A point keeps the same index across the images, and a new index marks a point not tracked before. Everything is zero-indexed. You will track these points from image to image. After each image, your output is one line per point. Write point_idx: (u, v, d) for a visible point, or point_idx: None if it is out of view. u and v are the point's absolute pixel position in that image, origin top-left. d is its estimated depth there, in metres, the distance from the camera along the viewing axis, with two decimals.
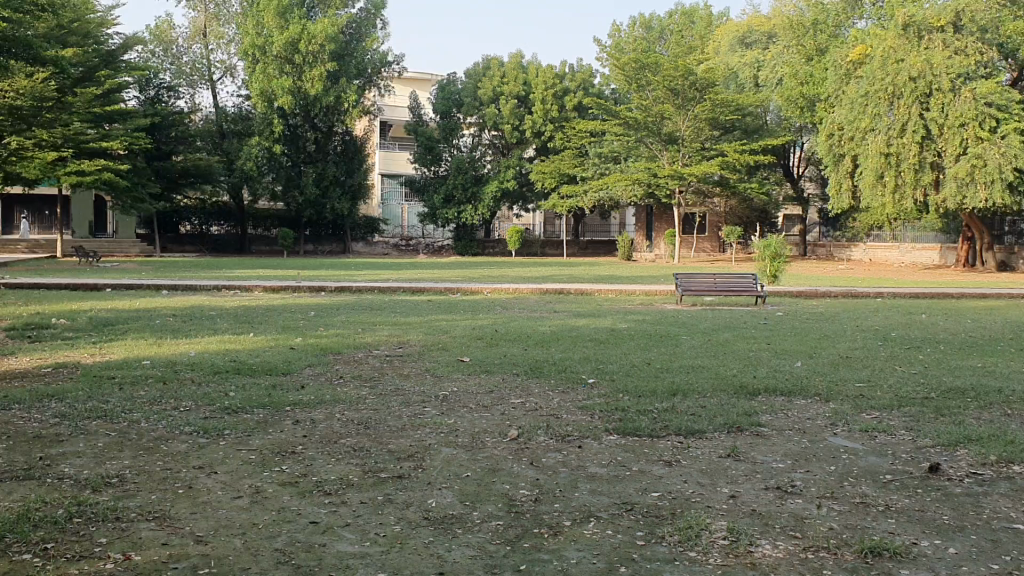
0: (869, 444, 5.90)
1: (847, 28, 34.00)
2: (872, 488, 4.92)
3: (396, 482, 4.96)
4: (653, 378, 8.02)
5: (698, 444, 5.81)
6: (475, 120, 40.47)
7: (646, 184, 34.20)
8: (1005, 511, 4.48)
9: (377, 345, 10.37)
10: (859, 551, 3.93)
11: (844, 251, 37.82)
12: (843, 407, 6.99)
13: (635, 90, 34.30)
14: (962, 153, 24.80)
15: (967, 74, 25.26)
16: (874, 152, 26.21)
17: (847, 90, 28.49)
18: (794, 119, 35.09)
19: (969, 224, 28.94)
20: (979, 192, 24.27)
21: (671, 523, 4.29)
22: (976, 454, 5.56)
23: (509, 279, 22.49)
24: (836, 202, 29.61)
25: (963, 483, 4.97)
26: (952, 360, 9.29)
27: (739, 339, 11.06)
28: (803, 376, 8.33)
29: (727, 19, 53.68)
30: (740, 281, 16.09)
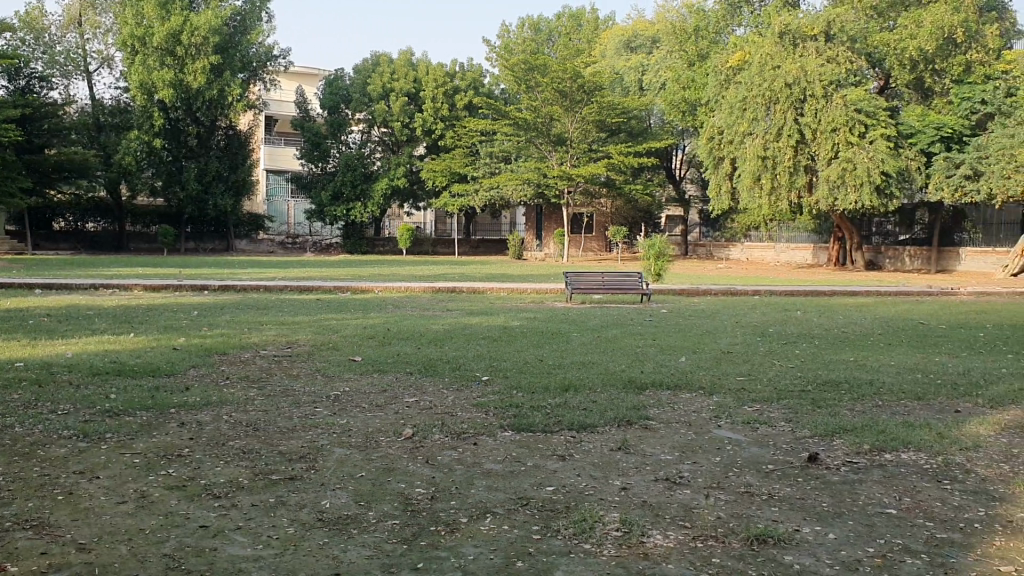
0: (751, 435, 6.11)
1: (726, 35, 35.08)
2: (756, 478, 5.10)
3: (288, 483, 4.88)
4: (544, 375, 8.10)
5: (590, 438, 5.91)
6: (364, 116, 40.02)
7: (536, 184, 34.57)
8: (878, 497, 4.72)
9: (264, 345, 10.16)
10: (745, 539, 4.08)
11: (723, 250, 38.96)
12: (726, 400, 7.21)
13: (524, 91, 34.53)
14: (834, 157, 25.93)
15: (839, 81, 26.40)
16: (752, 155, 27.08)
17: (726, 95, 29.41)
18: (677, 123, 35.96)
19: (841, 225, 30.21)
20: (850, 195, 25.38)
21: (566, 516, 4.35)
22: (851, 443, 5.83)
23: (399, 277, 22.32)
24: (717, 203, 30.48)
25: (840, 472, 5.21)
26: (826, 355, 9.70)
27: (625, 335, 11.27)
28: (688, 370, 8.57)
29: (612, 23, 54.65)
30: (626, 280, 16.57)
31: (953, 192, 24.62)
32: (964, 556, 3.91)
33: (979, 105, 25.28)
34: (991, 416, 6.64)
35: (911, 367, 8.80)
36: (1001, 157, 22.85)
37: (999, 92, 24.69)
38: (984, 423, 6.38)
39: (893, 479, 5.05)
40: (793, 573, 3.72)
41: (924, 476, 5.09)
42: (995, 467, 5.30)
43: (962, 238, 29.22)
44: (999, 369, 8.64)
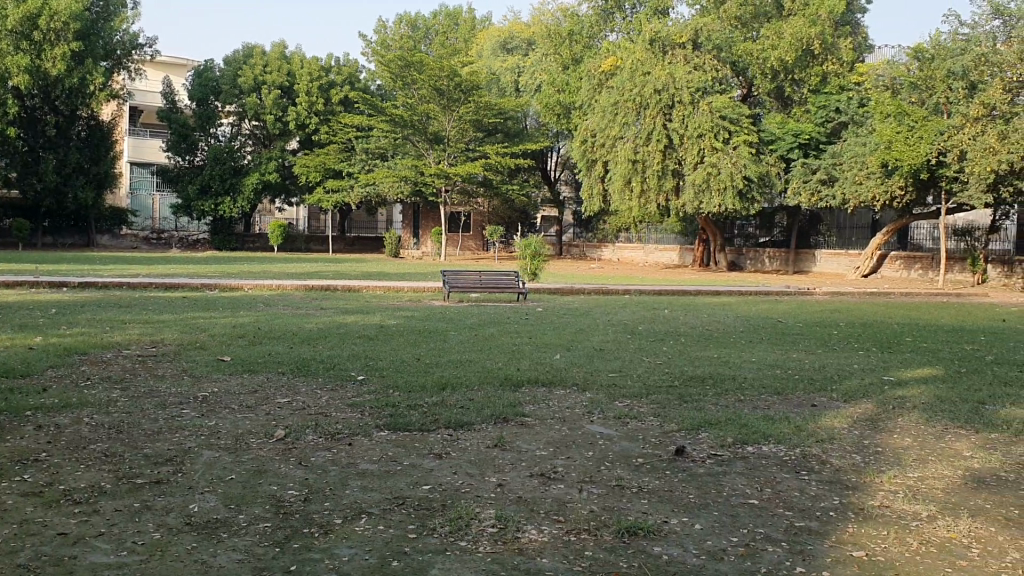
0: (622, 430, 6.27)
1: (599, 40, 35.67)
2: (627, 471, 5.25)
3: (154, 488, 4.70)
4: (420, 374, 8.06)
5: (466, 435, 5.94)
6: (234, 109, 38.89)
7: (413, 181, 34.50)
8: (742, 488, 4.92)
9: (128, 345, 9.75)
10: (616, 532, 4.18)
11: (596, 250, 39.81)
12: (598, 397, 7.37)
13: (400, 88, 34.22)
14: (700, 161, 26.84)
15: (704, 88, 27.28)
16: (622, 158, 27.66)
17: (598, 99, 29.98)
18: (551, 125, 36.47)
19: (705, 227, 31.29)
20: (714, 199, 26.35)
21: (442, 514, 4.36)
22: (715, 437, 6.06)
23: (272, 274, 21.88)
24: (589, 205, 31.04)
25: (705, 464, 5.40)
26: (693, 352, 10.05)
27: (502, 333, 11.34)
28: (561, 367, 8.71)
29: (488, 24, 54.93)
30: (502, 278, 16.67)
31: (809, 196, 25.89)
32: (821, 543, 4.12)
33: (834, 114, 26.66)
34: (844, 409, 6.99)
35: (771, 364, 9.17)
36: (854, 164, 24.06)
37: (852, 102, 26.18)
38: (837, 416, 6.71)
39: (755, 471, 5.27)
40: (661, 563, 3.83)
41: (784, 468, 5.33)
42: (847, 458, 5.60)
43: (818, 241, 30.64)
44: (850, 365, 9.13)
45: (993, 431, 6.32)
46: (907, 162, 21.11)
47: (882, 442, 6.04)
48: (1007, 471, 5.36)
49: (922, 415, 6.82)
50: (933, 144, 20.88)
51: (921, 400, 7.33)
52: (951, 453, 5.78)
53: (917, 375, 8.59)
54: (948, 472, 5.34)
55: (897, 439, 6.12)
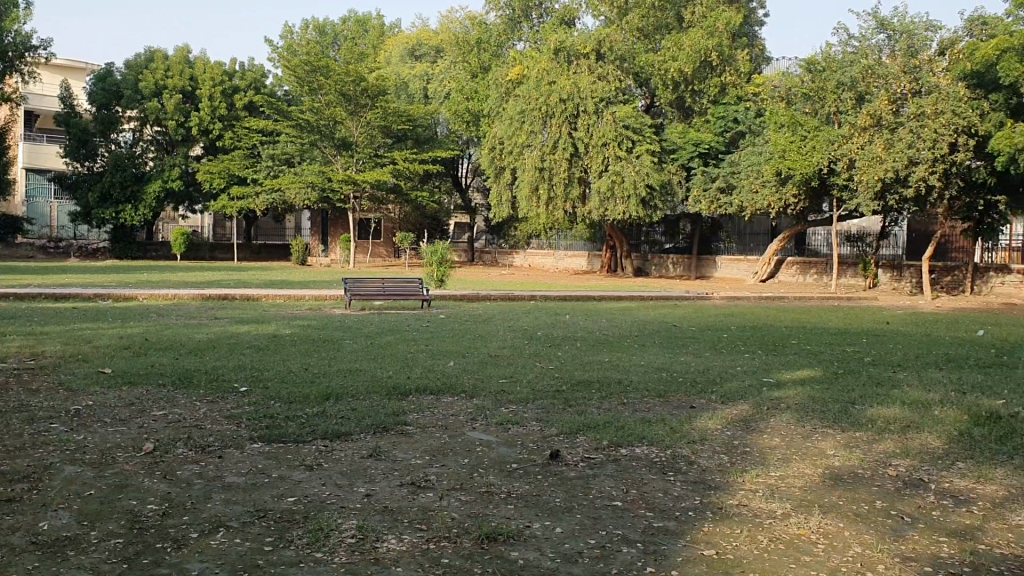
0: (501, 435, 6.32)
1: (507, 48, 35.76)
2: (499, 478, 5.26)
3: (4, 506, 4.54)
4: (306, 385, 7.94)
5: (342, 446, 5.89)
6: (136, 114, 37.80)
7: (320, 188, 34.04)
8: (608, 490, 5.01)
9: (3, 358, 9.40)
10: (476, 538, 4.20)
11: (506, 257, 40.09)
12: (484, 403, 7.39)
13: (306, 92, 33.67)
14: (605, 169, 27.20)
15: (608, 98, 27.66)
16: (529, 166, 27.58)
17: (506, 107, 30.12)
18: (461, 133, 36.47)
19: (611, 235, 31.85)
20: (619, 206, 26.79)
21: (301, 526, 4.31)
22: (593, 440, 6.14)
23: (170, 284, 21.38)
24: (498, 212, 31.00)
25: (577, 467, 5.49)
26: (587, 356, 10.17)
27: (398, 341, 11.30)
28: (451, 374, 8.73)
29: (398, 29, 54.95)
30: (406, 286, 16.48)
31: (709, 204, 26.49)
32: (675, 542, 4.22)
33: (732, 124, 27.60)
34: (720, 410, 7.19)
35: (659, 367, 9.38)
36: (750, 173, 24.75)
37: (750, 112, 27.17)
38: (712, 417, 6.89)
39: (624, 473, 5.36)
40: (515, 567, 3.88)
41: (652, 469, 5.44)
42: (715, 458, 5.73)
43: (719, 247, 31.38)
44: (735, 367, 9.37)
45: (859, 430, 6.56)
46: (799, 171, 21.99)
47: (752, 442, 6.21)
48: (864, 469, 5.57)
49: (793, 415, 7.05)
50: (824, 154, 21.73)
51: (795, 400, 7.56)
52: (816, 452, 5.97)
53: (795, 376, 8.90)
54: (809, 470, 5.51)
55: (767, 440, 6.29)
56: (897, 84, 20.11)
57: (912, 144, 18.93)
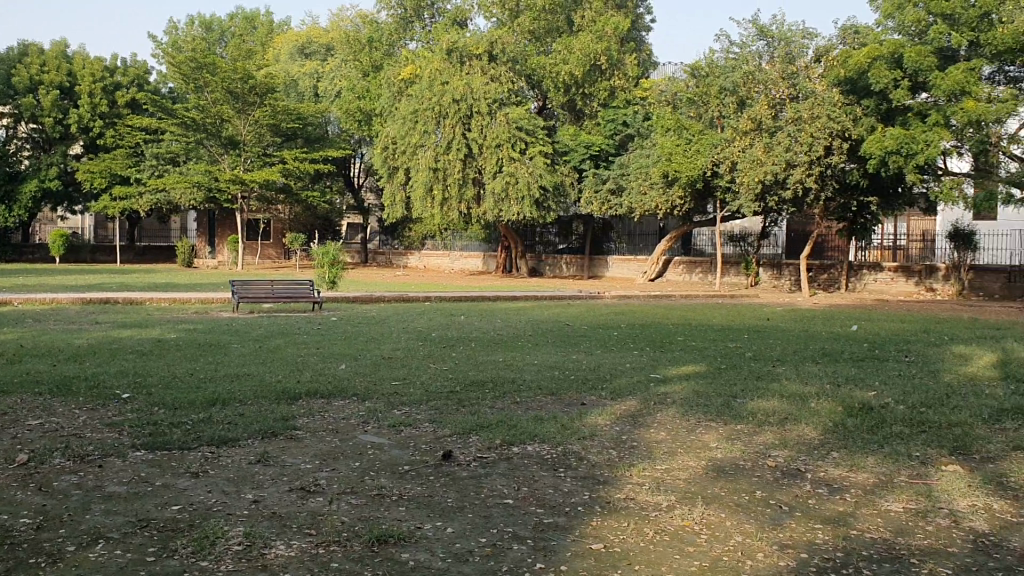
0: (393, 437, 6.29)
1: (399, 48, 35.56)
2: (390, 480, 5.25)
3: None
4: (192, 390, 7.73)
5: (229, 452, 5.77)
6: (9, 110, 36.05)
7: (208, 188, 33.14)
8: (500, 489, 5.05)
9: None
10: (366, 541, 4.18)
11: (401, 258, 39.88)
12: (376, 405, 7.35)
13: (192, 90, 32.71)
14: (498, 170, 27.33)
15: (501, 99, 27.84)
16: (423, 166, 27.32)
17: (398, 107, 29.91)
18: (353, 133, 36.07)
19: (505, 235, 32.03)
20: (512, 207, 26.98)
21: (185, 535, 4.21)
22: (485, 439, 6.18)
23: (48, 287, 20.47)
24: (391, 212, 30.76)
25: (468, 467, 5.51)
26: (480, 356, 10.21)
27: (289, 345, 11.10)
28: (343, 377, 8.63)
29: (287, 27, 54.03)
30: (296, 288, 16.22)
31: (600, 205, 26.92)
32: (564, 538, 4.29)
33: (622, 127, 28.14)
34: (610, 406, 7.33)
35: (551, 366, 9.48)
36: (639, 175, 25.27)
37: (638, 116, 27.80)
38: (602, 414, 7.02)
39: (516, 471, 5.41)
40: (406, 569, 3.87)
41: (543, 466, 5.51)
42: (604, 454, 5.85)
43: (610, 247, 31.92)
44: (624, 364, 9.55)
45: (741, 422, 6.79)
46: (685, 173, 22.58)
47: (640, 437, 6.36)
48: (745, 461, 5.76)
49: (679, 409, 7.24)
50: (709, 157, 22.38)
51: (680, 396, 7.76)
52: (700, 445, 6.16)
53: (682, 371, 9.15)
54: (693, 463, 5.68)
55: (654, 434, 6.45)
56: (776, 89, 20.83)
57: (790, 147, 19.66)
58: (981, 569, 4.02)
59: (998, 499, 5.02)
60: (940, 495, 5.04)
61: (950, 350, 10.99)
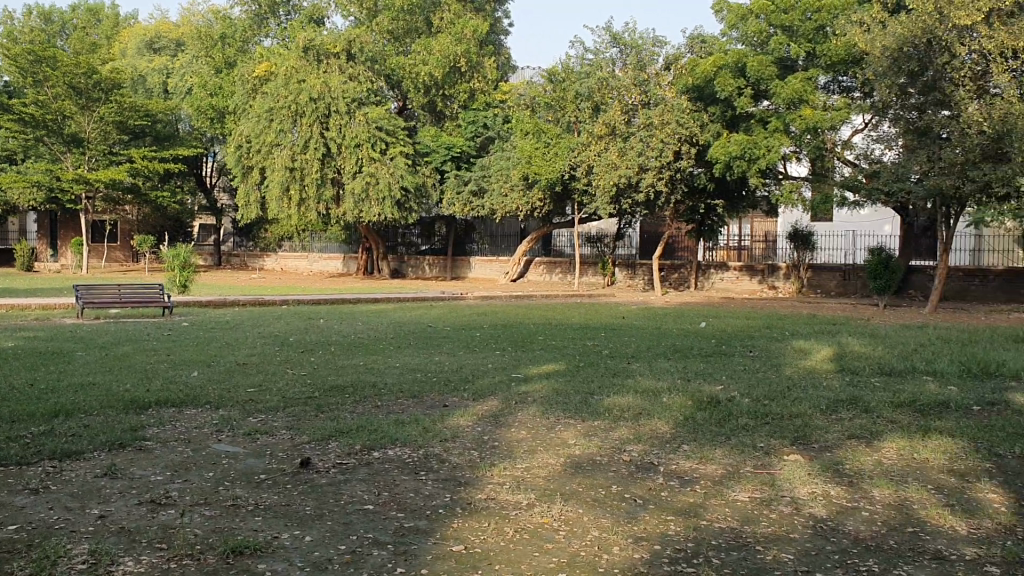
0: (249, 446, 6.14)
1: (253, 45, 34.65)
2: (246, 490, 5.12)
3: None
4: (31, 402, 7.30)
5: (72, 466, 5.49)
6: None
7: (48, 187, 31.37)
8: (360, 495, 5.00)
9: None
10: (220, 553, 4.06)
11: (257, 260, 38.86)
12: (231, 413, 7.14)
13: (30, 84, 30.89)
14: (358, 171, 27.02)
15: (360, 99, 27.52)
16: (279, 166, 26.76)
17: (252, 105, 29.12)
18: (206, 131, 34.91)
19: (366, 236, 31.67)
20: (373, 208, 26.75)
21: (24, 556, 3.99)
22: (344, 445, 6.11)
23: None
24: (246, 213, 29.93)
25: (328, 474, 5.43)
26: (340, 361, 10.06)
27: (137, 352, 10.64)
28: (195, 385, 8.33)
29: (134, 20, 51.87)
30: (146, 292, 15.59)
31: (462, 207, 27.00)
32: (424, 541, 4.30)
33: (482, 129, 28.38)
34: (471, 407, 7.38)
35: (412, 368, 9.44)
36: (499, 177, 25.52)
37: (498, 118, 28.13)
38: (464, 415, 7.05)
39: (376, 476, 5.37)
40: None
41: (403, 470, 5.50)
42: (465, 454, 5.88)
43: (472, 248, 32.06)
44: (485, 365, 9.61)
45: (597, 419, 6.96)
46: (545, 176, 22.94)
47: (500, 437, 6.42)
48: (601, 456, 5.91)
49: (539, 408, 7.35)
50: (566, 160, 22.84)
51: (540, 394, 7.89)
52: (558, 442, 6.27)
53: (542, 370, 9.28)
54: (552, 460, 5.78)
55: (514, 433, 6.53)
56: (629, 95, 21.41)
57: (643, 151, 20.25)
58: (819, 552, 4.26)
59: (835, 485, 5.33)
60: (783, 483, 5.32)
61: (791, 344, 11.61)
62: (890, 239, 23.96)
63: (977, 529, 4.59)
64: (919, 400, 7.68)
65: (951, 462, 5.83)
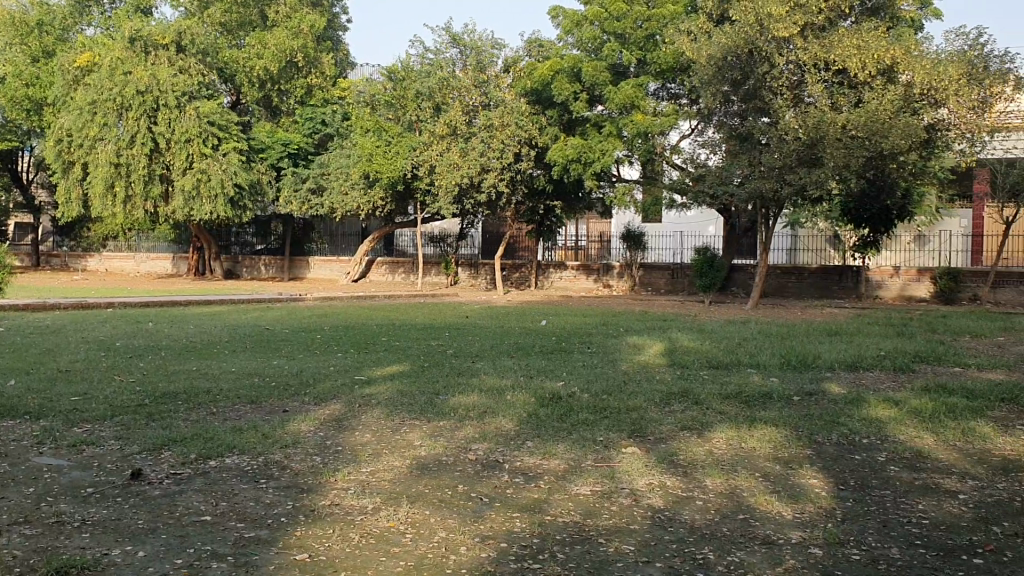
0: (74, 459, 5.78)
1: (74, 33, 32.72)
2: (71, 505, 4.82)
3: None
4: None
5: None
6: None
7: None
8: (197, 506, 4.80)
9: None
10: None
11: (79, 261, 36.68)
12: (53, 424, 6.71)
13: None
14: (189, 167, 25.93)
15: (190, 93, 26.24)
16: (103, 161, 25.46)
17: (73, 96, 27.37)
18: (21, 123, 32.67)
19: (198, 236, 30.45)
20: (205, 206, 25.83)
21: None
22: (179, 454, 5.85)
23: None
24: (66, 210, 28.24)
25: (161, 485, 5.19)
26: (172, 366, 9.62)
27: None
28: (13, 395, 7.79)
29: None
30: None
31: (299, 205, 26.45)
32: (266, 551, 4.17)
33: (320, 126, 27.97)
34: (312, 411, 7.23)
35: (250, 372, 9.14)
36: (338, 175, 25.13)
37: (337, 115, 27.82)
38: (304, 419, 6.89)
39: (213, 486, 5.17)
40: None
41: (242, 479, 5.31)
42: (307, 460, 5.75)
43: (310, 248, 31.44)
44: (326, 368, 9.42)
45: (441, 419, 6.96)
46: (385, 174, 22.82)
47: (342, 441, 6.32)
48: (447, 456, 5.92)
49: (383, 410, 7.27)
50: (407, 159, 22.81)
51: (384, 396, 7.82)
52: (403, 444, 6.23)
53: (384, 372, 9.20)
54: (397, 463, 5.74)
55: (357, 437, 6.44)
56: (469, 95, 21.49)
57: (484, 152, 20.42)
58: (658, 542, 4.42)
59: (670, 476, 5.54)
60: (622, 476, 5.48)
61: (626, 340, 11.98)
62: (715, 239, 25.14)
63: (802, 513, 4.88)
64: (745, 391, 8.09)
65: (775, 450, 6.18)
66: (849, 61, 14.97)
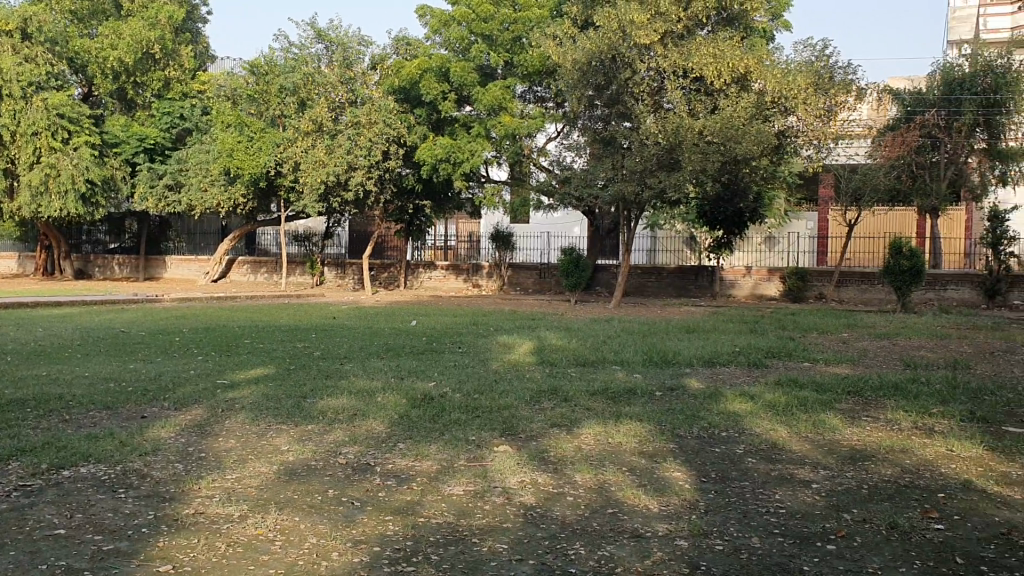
0: None
1: None
2: None
3: None
4: None
5: None
6: None
7: None
8: (49, 519, 4.55)
9: None
10: None
11: None
12: None
13: None
14: (35, 161, 24.63)
15: (38, 83, 24.82)
16: None
17: None
18: None
19: (46, 235, 28.83)
20: (53, 202, 24.54)
21: None
22: (28, 465, 5.52)
23: None
24: None
25: (10, 499, 4.89)
26: (17, 371, 9.08)
27: None
28: None
29: None
30: None
31: (156, 202, 25.47)
32: (127, 564, 4.00)
33: (179, 120, 26.86)
34: (173, 417, 6.97)
35: (105, 377, 8.72)
36: (198, 171, 24.29)
37: (196, 109, 26.87)
38: (165, 426, 6.63)
39: (67, 498, 4.91)
40: None
41: (100, 489, 5.08)
42: (168, 468, 5.53)
43: (167, 247, 30.28)
44: (187, 372, 9.10)
45: (310, 423, 6.83)
46: (247, 171, 22.32)
47: (205, 447, 6.11)
48: (316, 461, 5.81)
49: (248, 415, 7.07)
50: (271, 155, 22.38)
51: (248, 400, 7.61)
52: (270, 449, 6.08)
53: (248, 375, 8.95)
54: (264, 469, 5.59)
55: (221, 443, 6.25)
56: (335, 92, 21.03)
57: (350, 150, 20.16)
58: (530, 540, 4.47)
59: (541, 473, 5.62)
60: (494, 475, 5.52)
61: (495, 339, 12.06)
62: (579, 239, 25.65)
63: (667, 505, 5.04)
64: (611, 388, 8.28)
65: (640, 444, 6.35)
66: (706, 69, 15.45)
